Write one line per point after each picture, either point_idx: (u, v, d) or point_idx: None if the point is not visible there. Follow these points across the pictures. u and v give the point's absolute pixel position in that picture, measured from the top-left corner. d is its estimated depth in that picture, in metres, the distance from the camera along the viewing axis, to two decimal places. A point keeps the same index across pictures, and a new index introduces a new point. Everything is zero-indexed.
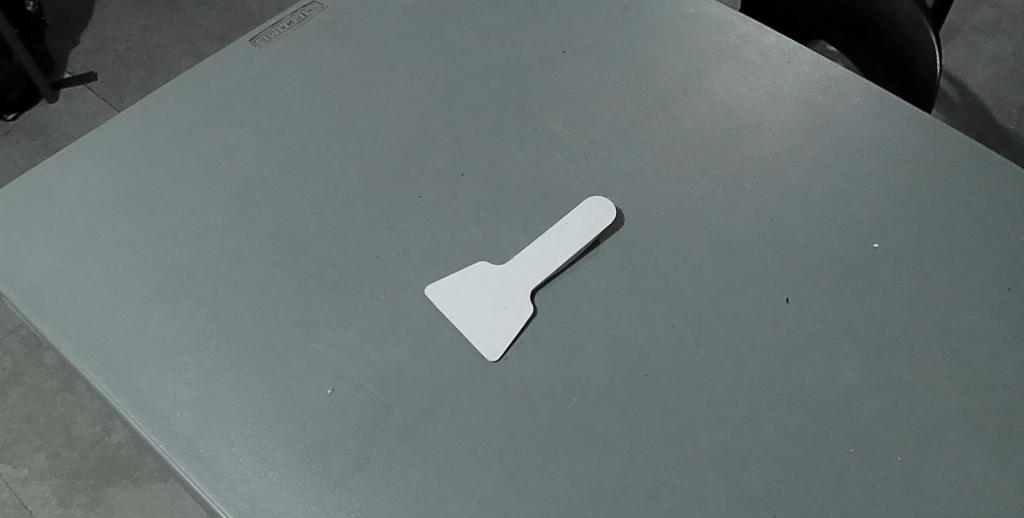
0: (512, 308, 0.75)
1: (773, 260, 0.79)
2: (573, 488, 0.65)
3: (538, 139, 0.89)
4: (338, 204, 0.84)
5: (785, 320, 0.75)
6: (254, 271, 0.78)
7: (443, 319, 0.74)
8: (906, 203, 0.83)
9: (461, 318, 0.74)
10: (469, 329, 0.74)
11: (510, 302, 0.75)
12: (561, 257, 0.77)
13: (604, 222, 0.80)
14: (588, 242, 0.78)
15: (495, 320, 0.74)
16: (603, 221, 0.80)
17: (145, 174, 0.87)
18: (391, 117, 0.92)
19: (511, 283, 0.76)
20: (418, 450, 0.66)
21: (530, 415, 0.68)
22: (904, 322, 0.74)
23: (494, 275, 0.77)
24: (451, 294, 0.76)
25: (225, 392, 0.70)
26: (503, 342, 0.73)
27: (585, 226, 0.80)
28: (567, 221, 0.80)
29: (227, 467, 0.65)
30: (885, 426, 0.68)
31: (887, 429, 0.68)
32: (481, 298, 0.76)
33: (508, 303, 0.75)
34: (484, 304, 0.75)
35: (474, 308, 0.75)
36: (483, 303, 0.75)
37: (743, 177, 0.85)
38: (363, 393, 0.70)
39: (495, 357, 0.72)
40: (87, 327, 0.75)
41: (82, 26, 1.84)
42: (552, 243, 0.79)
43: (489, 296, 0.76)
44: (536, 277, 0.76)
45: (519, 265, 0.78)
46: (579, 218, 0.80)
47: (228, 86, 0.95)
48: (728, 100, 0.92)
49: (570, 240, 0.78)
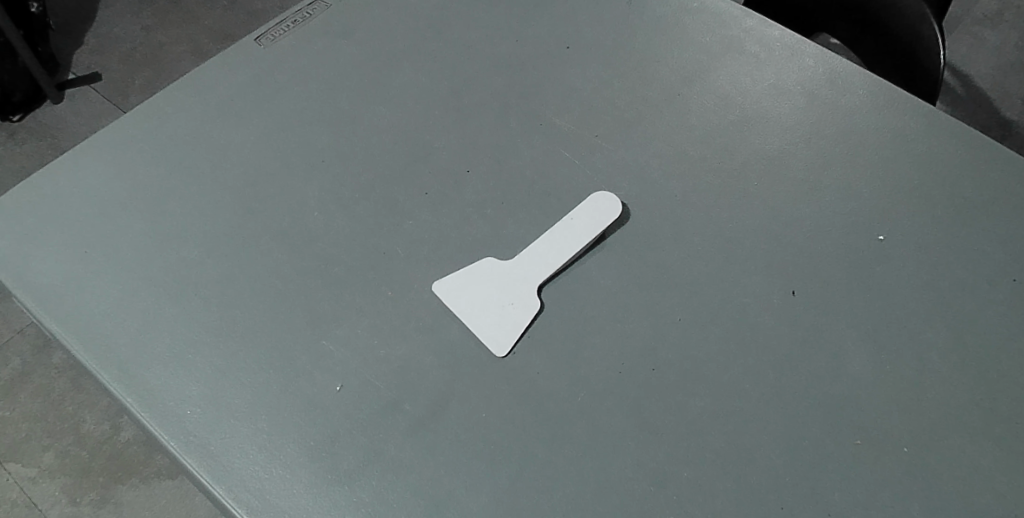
0: (520, 303, 0.62)
1: (843, 225, 0.68)
2: (624, 474, 0.55)
3: (565, 92, 0.77)
4: (332, 160, 0.71)
5: (854, 285, 0.65)
6: (238, 238, 0.66)
7: (457, 296, 0.62)
8: (985, 156, 0.72)
9: (461, 313, 0.61)
10: (470, 327, 0.61)
11: (518, 295, 0.62)
12: (579, 245, 0.65)
13: (614, 210, 0.67)
14: (603, 229, 0.66)
15: (499, 317, 0.61)
16: (613, 209, 0.67)
17: (116, 129, 0.73)
18: (391, 64, 0.79)
19: (521, 273, 0.64)
20: (435, 445, 0.55)
21: (568, 401, 0.58)
22: (988, 281, 0.65)
23: (501, 262, 0.65)
24: (448, 287, 0.63)
25: (232, 375, 0.58)
26: (512, 335, 0.60)
27: (608, 206, 0.67)
28: (576, 209, 0.67)
29: (239, 462, 0.54)
30: (975, 397, 0.59)
31: (979, 401, 0.59)
32: (484, 291, 0.63)
33: (516, 296, 0.62)
34: (488, 297, 0.62)
35: (481, 298, 0.62)
36: (490, 293, 0.63)
37: (800, 129, 0.74)
38: (369, 375, 0.58)
39: (505, 351, 0.60)
40: (68, 304, 0.62)
41: (84, 26, 1.76)
42: (566, 228, 0.66)
43: (496, 285, 0.63)
44: (549, 267, 0.64)
45: (528, 251, 0.65)
46: (600, 197, 0.68)
47: (224, 53, 0.79)
48: (778, 45, 0.80)
49: (589, 223, 0.66)
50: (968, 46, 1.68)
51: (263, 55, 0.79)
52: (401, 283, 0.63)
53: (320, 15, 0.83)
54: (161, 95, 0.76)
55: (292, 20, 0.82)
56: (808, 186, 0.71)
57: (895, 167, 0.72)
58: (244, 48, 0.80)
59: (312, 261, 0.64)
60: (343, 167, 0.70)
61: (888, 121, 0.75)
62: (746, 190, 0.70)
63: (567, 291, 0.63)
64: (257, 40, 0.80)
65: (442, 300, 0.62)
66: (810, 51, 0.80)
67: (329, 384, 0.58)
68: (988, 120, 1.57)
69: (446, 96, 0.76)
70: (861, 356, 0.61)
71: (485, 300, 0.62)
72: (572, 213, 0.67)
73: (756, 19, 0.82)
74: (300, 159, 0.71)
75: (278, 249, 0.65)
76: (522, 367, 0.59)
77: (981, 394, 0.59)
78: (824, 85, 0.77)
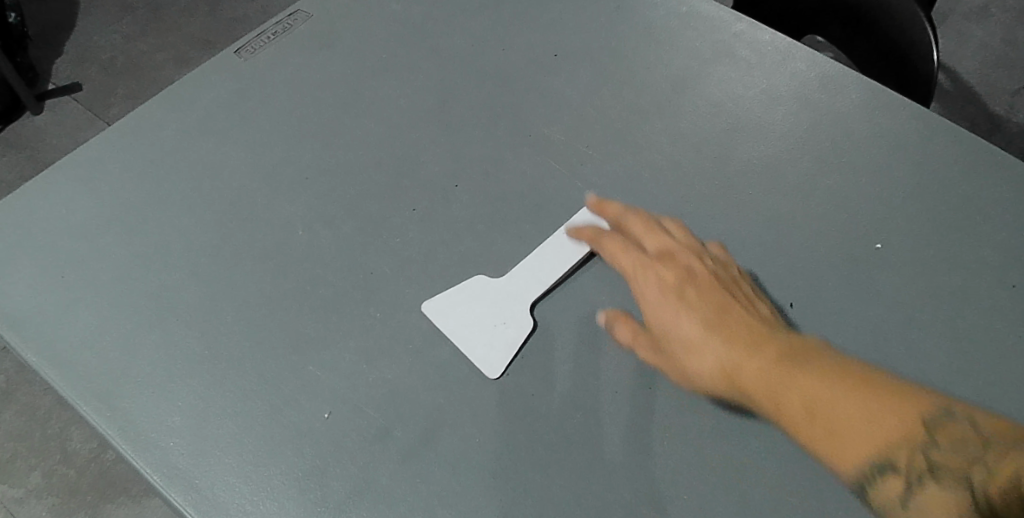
0: (512, 321, 0.61)
1: (839, 233, 0.67)
2: (621, 497, 0.54)
3: (554, 101, 0.75)
4: (317, 176, 0.69)
5: (851, 296, 0.64)
6: (221, 259, 0.64)
7: (448, 317, 0.61)
8: (977, 158, 0.72)
9: (453, 333, 0.60)
10: (462, 348, 0.59)
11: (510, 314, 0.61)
12: (571, 261, 0.64)
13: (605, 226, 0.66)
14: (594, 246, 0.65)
15: (491, 336, 0.60)
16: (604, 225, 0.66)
17: (95, 147, 0.71)
18: (376, 74, 0.77)
19: (513, 290, 0.62)
20: (428, 471, 0.54)
21: (563, 422, 0.56)
22: (984, 286, 0.64)
23: (491, 281, 0.63)
24: (438, 305, 0.61)
25: (217, 404, 0.56)
26: (506, 357, 0.59)
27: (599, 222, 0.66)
28: (567, 227, 0.66)
29: (224, 496, 0.53)
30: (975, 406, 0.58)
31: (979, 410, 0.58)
32: (475, 310, 0.61)
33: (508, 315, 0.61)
34: (479, 316, 0.61)
35: (472, 319, 0.61)
36: (482, 313, 0.61)
37: (793, 136, 0.73)
38: (359, 400, 0.57)
39: (498, 373, 0.58)
40: (47, 332, 0.60)
41: (64, 34, 1.67)
42: (557, 246, 0.65)
43: (488, 305, 0.62)
44: (542, 284, 0.63)
45: (520, 267, 0.64)
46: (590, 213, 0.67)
47: (204, 68, 0.77)
48: (769, 49, 0.79)
49: (581, 239, 0.65)
50: (956, 42, 1.68)
51: (244, 67, 0.77)
52: (391, 304, 0.61)
53: (302, 25, 0.81)
54: (139, 112, 0.74)
55: (273, 31, 0.80)
56: (803, 194, 0.69)
57: (891, 172, 0.71)
58: (225, 60, 0.78)
59: (298, 282, 0.62)
60: (329, 184, 0.68)
61: (882, 125, 0.74)
62: (740, 200, 0.69)
63: (560, 309, 0.62)
64: (237, 53, 0.78)
65: (432, 320, 0.60)
66: (801, 55, 0.78)
67: (317, 410, 0.56)
68: (978, 116, 1.56)
69: (433, 108, 0.74)
70: None
71: (476, 319, 0.61)
72: (564, 229, 0.66)
73: (745, 22, 0.81)
74: (284, 175, 0.69)
75: (263, 270, 0.63)
76: (515, 388, 0.58)
77: (984, 403, 0.58)
78: (817, 89, 0.76)
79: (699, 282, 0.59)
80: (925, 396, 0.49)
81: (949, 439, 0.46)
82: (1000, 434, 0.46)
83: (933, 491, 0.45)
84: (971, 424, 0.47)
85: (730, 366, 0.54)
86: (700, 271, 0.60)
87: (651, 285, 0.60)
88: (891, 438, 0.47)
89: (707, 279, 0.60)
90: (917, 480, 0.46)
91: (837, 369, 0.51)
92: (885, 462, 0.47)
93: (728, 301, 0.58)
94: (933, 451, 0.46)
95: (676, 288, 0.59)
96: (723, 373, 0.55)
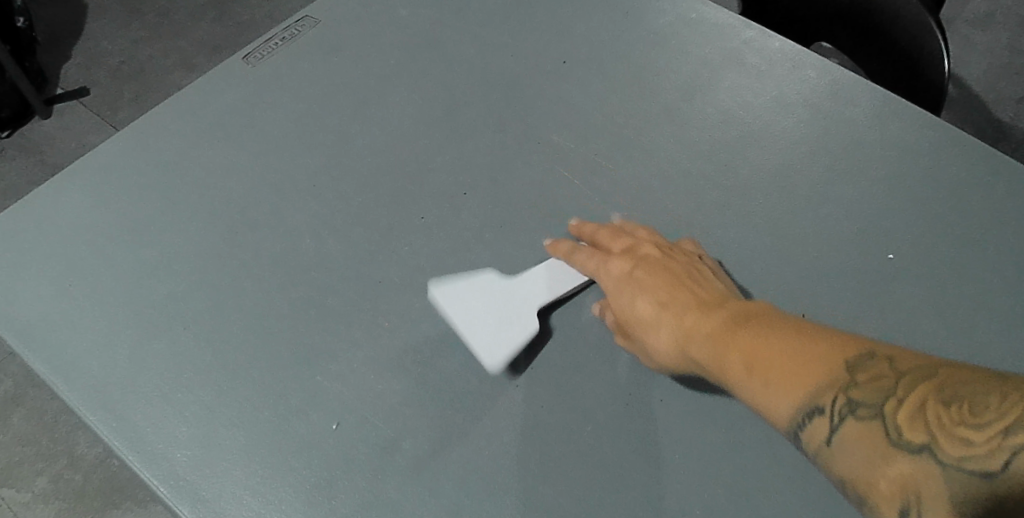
0: (515, 325, 0.61)
1: (849, 243, 0.67)
2: (630, 510, 0.53)
3: (562, 108, 0.75)
4: (324, 184, 0.69)
5: (862, 307, 0.63)
6: (229, 267, 0.64)
7: (454, 315, 0.61)
8: (990, 166, 0.71)
9: (454, 331, 0.60)
10: (460, 347, 0.59)
11: (515, 321, 0.61)
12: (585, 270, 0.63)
13: None
14: None
15: (492, 338, 0.60)
16: None
17: (103, 156, 0.71)
18: (383, 81, 0.77)
19: (519, 293, 0.62)
20: (435, 483, 0.54)
21: (572, 434, 0.56)
22: (996, 297, 0.64)
23: (504, 283, 0.63)
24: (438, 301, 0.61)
25: (224, 415, 0.56)
26: (502, 363, 0.59)
27: None
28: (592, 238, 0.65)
29: (231, 508, 0.52)
30: None
31: None
32: (477, 310, 0.61)
33: (513, 322, 0.61)
34: (482, 316, 0.61)
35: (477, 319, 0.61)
36: (489, 315, 0.61)
37: (804, 144, 0.73)
38: (366, 410, 0.56)
39: (491, 378, 0.58)
40: (54, 342, 0.60)
41: (73, 39, 1.63)
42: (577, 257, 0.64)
43: (496, 307, 0.62)
44: (550, 290, 0.62)
45: (529, 271, 0.63)
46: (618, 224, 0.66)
47: (212, 76, 0.77)
48: (779, 57, 0.79)
49: None
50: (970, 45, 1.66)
51: (251, 74, 0.77)
52: (398, 313, 0.61)
53: (310, 31, 0.81)
54: (148, 119, 0.73)
55: (280, 38, 0.80)
56: (813, 203, 0.69)
57: (902, 181, 0.70)
58: (232, 67, 0.78)
59: (305, 291, 0.62)
60: (336, 192, 0.68)
61: (893, 133, 0.73)
62: (750, 209, 0.69)
63: (568, 318, 0.62)
64: (245, 60, 0.78)
65: (438, 315, 0.61)
66: (811, 62, 0.78)
67: (324, 421, 0.56)
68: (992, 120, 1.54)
69: (440, 115, 0.74)
70: None
71: (477, 319, 0.61)
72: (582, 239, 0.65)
73: (755, 29, 0.81)
74: (291, 183, 0.69)
75: (270, 279, 0.63)
76: (523, 399, 0.57)
77: None
78: (828, 97, 0.76)
79: (648, 262, 0.59)
80: (851, 341, 0.44)
81: (871, 377, 0.41)
82: (909, 368, 0.41)
83: (857, 422, 0.41)
84: (889, 361, 0.42)
85: (686, 333, 0.53)
86: (653, 254, 0.59)
87: (608, 271, 0.60)
88: (810, 380, 0.43)
89: (658, 258, 0.59)
90: (841, 412, 0.42)
91: (771, 327, 0.48)
92: (808, 406, 0.43)
93: (680, 277, 0.57)
94: (852, 389, 0.42)
95: (628, 272, 0.59)
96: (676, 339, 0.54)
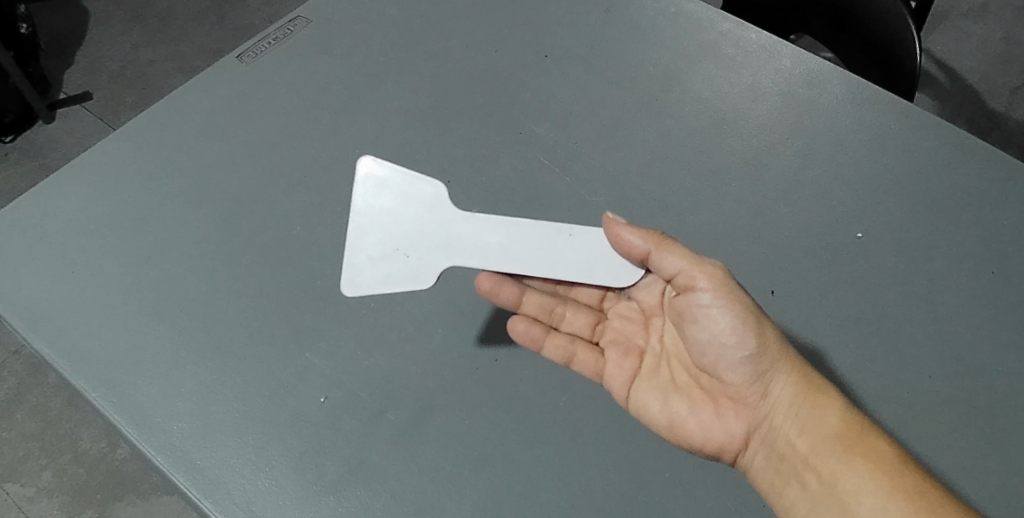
0: (414, 268, 0.61)
1: (820, 224, 0.69)
2: (606, 476, 0.57)
3: (544, 98, 0.78)
4: (314, 174, 0.71)
5: (829, 285, 0.66)
6: (223, 254, 0.66)
7: (377, 199, 0.62)
8: (956, 148, 0.73)
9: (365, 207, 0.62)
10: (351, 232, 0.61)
11: (419, 256, 0.61)
12: (549, 258, 0.61)
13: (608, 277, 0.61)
14: (570, 275, 0.61)
15: (385, 254, 0.61)
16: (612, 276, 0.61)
17: (102, 151, 0.74)
18: (371, 76, 0.79)
19: (448, 238, 0.62)
20: (420, 452, 0.56)
21: (550, 405, 0.59)
22: (959, 273, 0.67)
23: (443, 212, 0.62)
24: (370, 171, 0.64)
25: (218, 391, 0.59)
26: (369, 280, 0.60)
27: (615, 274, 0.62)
28: (573, 234, 0.62)
29: (225, 476, 0.55)
30: (942, 387, 0.61)
31: (945, 390, 0.61)
32: (399, 209, 0.62)
33: (416, 253, 0.61)
34: (396, 226, 0.62)
35: (393, 226, 0.62)
36: (406, 230, 0.62)
37: (778, 130, 0.75)
38: (354, 385, 0.59)
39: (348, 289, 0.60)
40: (58, 325, 0.63)
41: (76, 45, 1.65)
42: (540, 245, 0.61)
43: (419, 228, 0.62)
44: (469, 260, 0.61)
45: (479, 232, 0.62)
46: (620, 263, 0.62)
47: (206, 73, 0.80)
48: (755, 47, 0.81)
49: (568, 259, 0.61)
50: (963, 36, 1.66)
51: (245, 72, 0.80)
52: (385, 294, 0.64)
53: (302, 30, 0.83)
54: (145, 115, 0.76)
55: (273, 37, 0.83)
56: (785, 187, 0.72)
57: (872, 163, 0.73)
58: (226, 64, 0.80)
59: (296, 275, 0.65)
60: (326, 181, 0.71)
61: (865, 119, 0.75)
62: (725, 193, 0.71)
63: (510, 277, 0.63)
64: (238, 58, 0.81)
65: (364, 174, 0.63)
66: (786, 52, 0.80)
67: (314, 395, 0.59)
68: None
69: (427, 107, 0.77)
70: (836, 354, 0.63)
71: (389, 222, 0.62)
72: (573, 229, 0.62)
73: (732, 21, 0.83)
74: (283, 174, 0.72)
75: (262, 264, 0.66)
76: (504, 374, 0.60)
77: (951, 384, 0.61)
78: (802, 85, 0.78)
79: None
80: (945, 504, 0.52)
81: None
82: None
83: None
84: None
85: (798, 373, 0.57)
86: None
87: None
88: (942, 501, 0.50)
89: None
90: None
91: None
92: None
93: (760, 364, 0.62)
94: None
95: None
96: (807, 383, 0.55)
